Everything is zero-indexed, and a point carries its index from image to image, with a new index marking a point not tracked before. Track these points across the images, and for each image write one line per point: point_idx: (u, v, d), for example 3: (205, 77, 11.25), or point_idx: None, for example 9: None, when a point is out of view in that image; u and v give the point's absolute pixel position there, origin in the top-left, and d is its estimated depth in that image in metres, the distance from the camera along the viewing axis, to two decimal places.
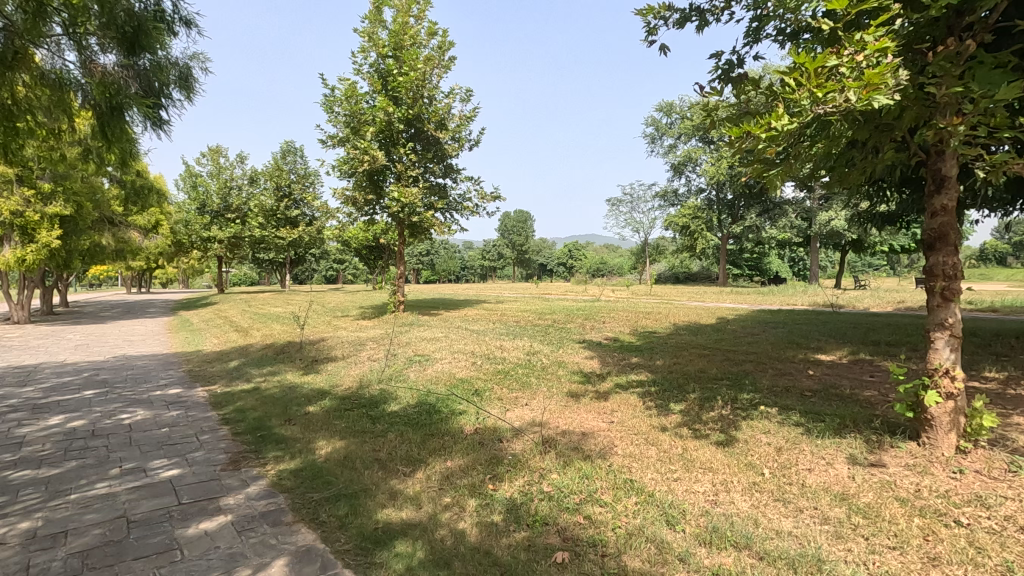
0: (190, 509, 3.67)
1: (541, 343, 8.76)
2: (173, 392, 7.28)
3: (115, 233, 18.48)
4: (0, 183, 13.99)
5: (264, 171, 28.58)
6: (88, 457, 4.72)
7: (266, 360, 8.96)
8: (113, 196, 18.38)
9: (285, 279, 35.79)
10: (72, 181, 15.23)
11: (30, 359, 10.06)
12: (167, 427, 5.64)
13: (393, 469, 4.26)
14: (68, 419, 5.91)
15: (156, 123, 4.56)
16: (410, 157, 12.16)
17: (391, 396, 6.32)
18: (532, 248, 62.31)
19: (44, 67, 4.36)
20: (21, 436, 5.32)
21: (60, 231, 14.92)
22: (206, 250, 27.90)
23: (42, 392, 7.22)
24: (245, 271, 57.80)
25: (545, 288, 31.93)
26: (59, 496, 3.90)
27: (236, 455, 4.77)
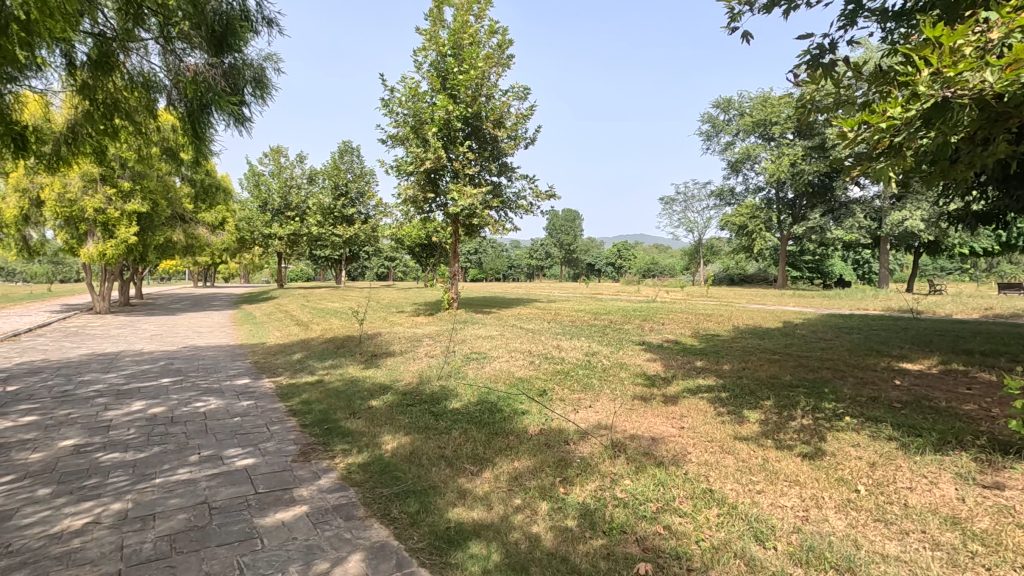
0: (267, 499, 3.74)
1: (600, 344, 8.59)
2: (242, 382, 7.55)
3: (186, 229, 19.46)
4: (86, 182, 14.99)
5: (323, 170, 29.48)
6: (169, 443, 4.92)
7: (328, 354, 9.17)
8: (185, 193, 19.39)
9: (339, 275, 36.84)
10: (148, 180, 16.15)
11: (112, 348, 10.70)
12: (239, 416, 5.83)
13: (460, 468, 4.22)
14: (149, 405, 6.20)
15: (239, 121, 4.67)
16: (467, 156, 12.22)
17: (452, 392, 6.33)
18: (580, 248, 61.85)
19: (131, 71, 4.49)
20: (108, 420, 5.61)
21: (137, 227, 15.83)
22: (267, 246, 29.03)
23: (124, 379, 7.63)
24: (301, 268, 59.90)
25: (595, 287, 31.59)
26: (146, 479, 4.07)
27: (305, 447, 4.86)
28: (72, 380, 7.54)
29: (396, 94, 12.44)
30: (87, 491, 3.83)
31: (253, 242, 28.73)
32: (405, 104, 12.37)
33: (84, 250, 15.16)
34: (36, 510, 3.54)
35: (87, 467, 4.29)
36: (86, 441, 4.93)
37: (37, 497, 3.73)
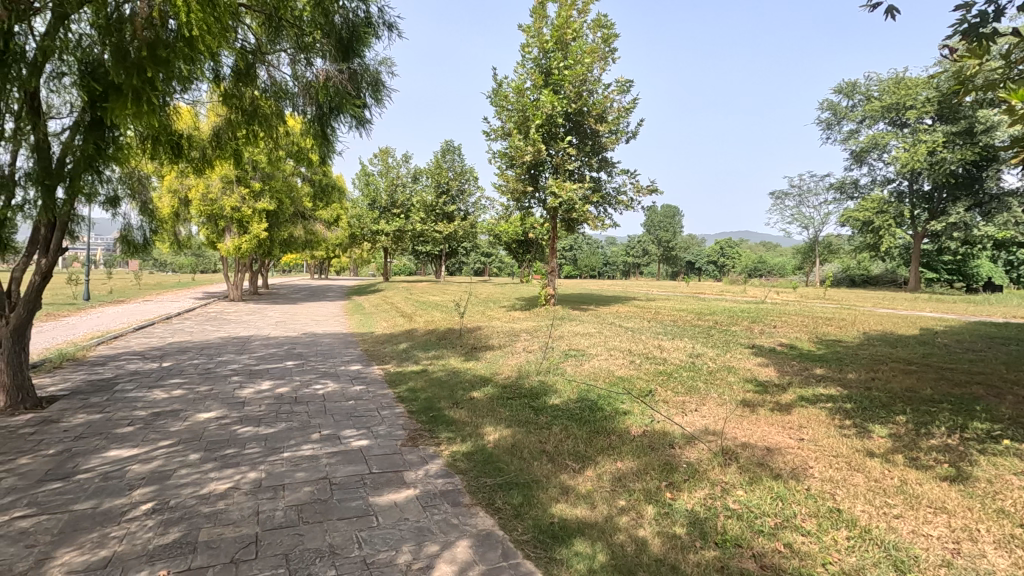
0: (380, 479, 3.97)
1: (705, 345, 8.18)
2: (355, 368, 8.09)
3: (306, 226, 21.24)
4: (226, 183, 16.79)
5: (426, 169, 30.78)
6: (294, 420, 5.38)
7: (431, 345, 9.57)
8: (306, 192, 21.11)
9: (438, 270, 38.15)
10: (275, 180, 17.76)
11: (244, 332, 11.93)
12: (353, 400, 6.24)
13: (562, 464, 4.20)
14: (276, 385, 6.83)
15: (361, 123, 4.96)
16: (568, 151, 12.14)
17: (551, 388, 6.32)
18: (679, 245, 59.54)
19: (267, 81, 4.95)
20: (243, 396, 6.25)
21: (266, 224, 17.47)
22: (374, 242, 30.86)
23: (255, 361, 8.47)
24: (404, 262, 63.06)
25: (694, 287, 28.78)
26: (276, 452, 4.47)
27: (413, 432, 5.10)
28: (213, 359, 8.50)
29: (500, 91, 12.66)
30: (228, 459, 4.28)
31: (362, 239, 30.64)
32: (509, 100, 12.58)
33: (223, 245, 17.05)
34: (189, 472, 4.01)
35: (227, 437, 4.80)
36: (225, 414, 5.52)
37: (189, 461, 4.23)
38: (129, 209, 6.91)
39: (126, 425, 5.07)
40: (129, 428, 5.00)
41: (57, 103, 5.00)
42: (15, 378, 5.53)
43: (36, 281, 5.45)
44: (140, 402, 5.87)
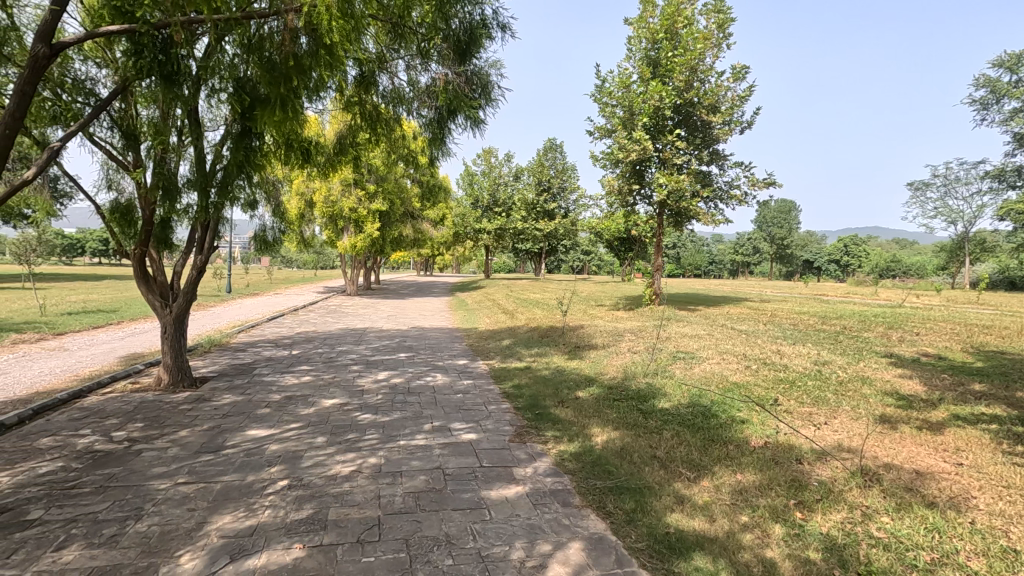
0: (491, 473, 4.03)
1: (833, 352, 7.45)
2: (461, 362, 8.34)
3: (415, 225, 22.43)
4: (345, 186, 18.08)
5: (528, 167, 31.05)
6: (408, 410, 5.64)
7: (534, 343, 9.63)
8: (415, 193, 22.18)
9: (538, 267, 38.39)
10: (388, 182, 18.81)
11: (360, 325, 12.77)
12: (461, 393, 6.42)
13: (676, 471, 4.01)
14: (391, 376, 7.22)
15: (476, 124, 5.06)
16: (677, 144, 11.63)
17: (660, 391, 6.09)
18: (796, 242, 55.07)
19: (385, 88, 5.21)
20: (361, 385, 6.68)
21: (379, 223, 18.55)
22: (477, 240, 31.70)
23: (371, 352, 9.02)
24: (504, 260, 64.38)
25: (815, 287, 28.47)
26: (392, 439, 4.71)
27: (520, 429, 5.14)
28: (334, 349, 9.17)
29: (604, 87, 12.46)
30: (350, 443, 4.57)
31: (465, 237, 31.58)
32: (615, 96, 12.32)
33: (342, 243, 18.37)
34: (317, 453, 4.34)
35: (349, 423, 5.14)
36: (347, 401, 5.92)
37: (317, 443, 4.57)
38: (263, 211, 7.63)
39: (264, 407, 5.61)
40: (266, 409, 5.52)
41: (211, 117, 5.63)
42: (176, 360, 6.31)
43: (193, 275, 6.17)
44: (275, 386, 6.47)
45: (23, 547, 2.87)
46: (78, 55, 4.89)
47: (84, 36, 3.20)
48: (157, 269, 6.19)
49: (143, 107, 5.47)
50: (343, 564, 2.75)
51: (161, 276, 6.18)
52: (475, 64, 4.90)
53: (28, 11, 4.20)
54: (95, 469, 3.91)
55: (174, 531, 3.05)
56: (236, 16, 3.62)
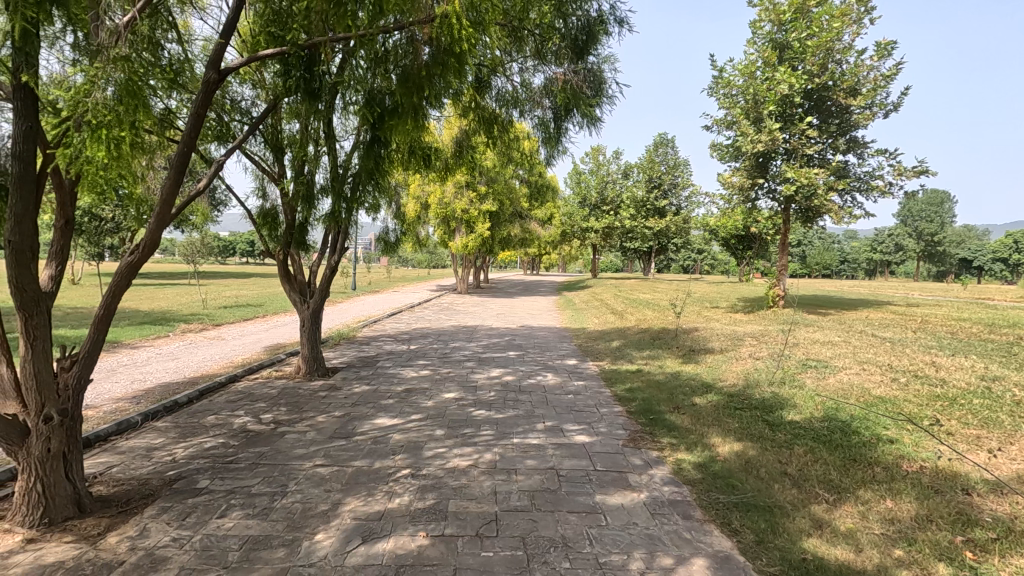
0: (606, 477, 3.95)
1: (1006, 367, 6.39)
2: (571, 363, 8.30)
3: (523, 225, 22.73)
4: (458, 188, 18.80)
5: (637, 164, 30.22)
6: (520, 408, 5.72)
7: (645, 345, 9.33)
8: (524, 193, 22.51)
9: (647, 267, 37.19)
10: (498, 184, 19.27)
11: (471, 322, 13.17)
12: (572, 394, 6.38)
13: (811, 491, 3.66)
14: (503, 373, 7.37)
15: (592, 122, 4.97)
16: (808, 133, 10.66)
17: (788, 402, 5.60)
18: (949, 239, 48.22)
19: (497, 91, 5.34)
20: (475, 381, 6.88)
21: (489, 224, 19.06)
22: (584, 239, 31.41)
23: (482, 349, 9.28)
24: (611, 259, 63.55)
25: (976, 287, 28.89)
26: (507, 436, 4.79)
27: (634, 433, 4.99)
28: (449, 345, 9.56)
29: (723, 76, 11.77)
30: (467, 438, 4.72)
31: (572, 236, 31.42)
32: (736, 85, 11.58)
33: (455, 243, 19.11)
34: (436, 445, 4.53)
35: (465, 418, 5.31)
36: (462, 396, 6.13)
37: (436, 435, 4.78)
38: (386, 214, 8.12)
39: (388, 397, 5.97)
40: (389, 400, 5.87)
41: (342, 128, 6.10)
42: (312, 351, 6.92)
43: (327, 273, 6.71)
44: (396, 379, 6.88)
45: (194, 511, 3.29)
46: (237, 80, 5.55)
47: (247, 59, 3.56)
48: (297, 268, 6.82)
49: (287, 122, 6.06)
50: (464, 557, 2.83)
51: (300, 274, 6.80)
52: (593, 61, 4.81)
53: (198, 41, 4.81)
54: (248, 447, 4.39)
55: (313, 509, 3.33)
56: (365, 33, 3.88)
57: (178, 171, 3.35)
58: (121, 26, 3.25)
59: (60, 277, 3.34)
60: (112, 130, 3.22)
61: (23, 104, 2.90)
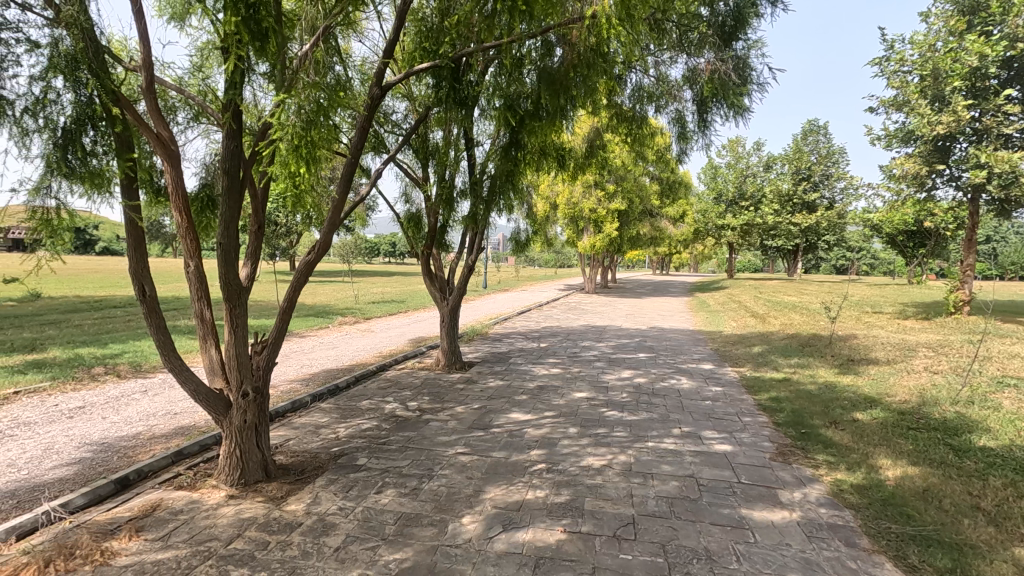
0: (753, 491, 3.69)
1: None
2: (708, 367, 7.88)
3: (653, 223, 22.03)
4: (587, 187, 18.72)
5: (782, 155, 27.80)
6: (654, 411, 5.56)
7: (793, 352, 8.55)
8: (654, 190, 21.80)
9: (792, 267, 34.04)
10: (628, 182, 18.88)
11: (599, 322, 13.05)
12: (710, 400, 6.04)
13: (1014, 533, 3.09)
14: (634, 375, 7.20)
15: (739, 112, 4.66)
16: (1008, 109, 9.00)
17: (978, 425, 4.78)
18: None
19: (634, 87, 5.25)
20: (606, 381, 6.81)
21: (618, 223, 18.74)
22: (719, 237, 29.59)
23: (612, 349, 9.15)
24: (750, 259, 59.33)
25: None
26: (641, 439, 4.68)
27: (783, 447, 4.60)
28: (578, 345, 9.56)
29: (894, 51, 10.38)
30: (600, 438, 4.70)
31: (706, 234, 29.74)
32: (909, 60, 10.15)
33: (583, 243, 19.09)
34: (570, 443, 4.56)
35: (598, 418, 5.28)
36: (594, 395, 6.10)
37: (570, 433, 4.81)
38: (519, 216, 8.36)
39: (521, 393, 6.14)
40: (522, 396, 6.03)
41: (481, 132, 6.38)
42: (451, 344, 7.33)
43: (465, 271, 7.06)
44: (528, 375, 7.05)
45: (355, 485, 3.66)
46: (392, 95, 6.07)
47: (405, 74, 3.86)
48: (438, 267, 7.25)
49: (432, 131, 6.47)
50: (602, 556, 2.82)
51: (441, 272, 7.22)
52: (741, 47, 4.51)
53: (357, 62, 5.32)
54: (398, 431, 4.79)
55: (457, 494, 3.53)
56: (506, 42, 4.03)
57: (347, 180, 3.75)
58: (302, 54, 3.68)
59: (254, 277, 3.92)
60: (308, 147, 3.46)
61: (230, 127, 3.40)
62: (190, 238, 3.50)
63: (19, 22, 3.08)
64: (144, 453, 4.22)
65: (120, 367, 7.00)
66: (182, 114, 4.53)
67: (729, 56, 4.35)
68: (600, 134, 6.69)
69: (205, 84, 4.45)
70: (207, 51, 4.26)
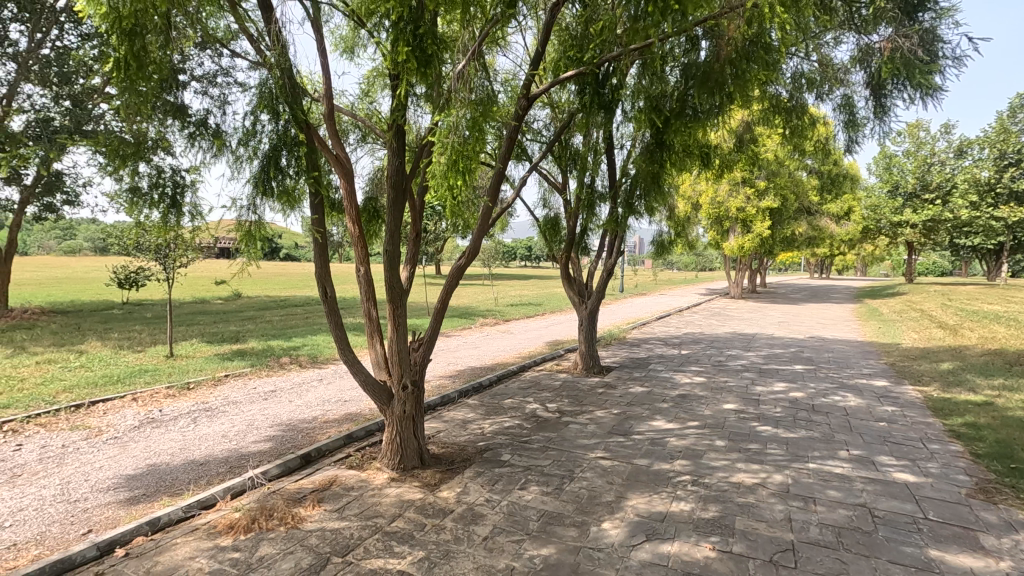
0: (944, 531, 3.18)
1: None
2: (881, 384, 6.93)
3: (811, 221, 19.93)
4: (733, 185, 17.53)
5: (981, 137, 23.43)
6: (815, 430, 5.04)
7: (997, 371, 7.17)
8: (812, 186, 19.71)
9: (996, 270, 28.52)
10: (781, 177, 17.29)
11: (748, 330, 12.13)
12: (885, 422, 5.32)
13: None
14: (790, 389, 6.58)
15: (928, 92, 4.05)
16: None
17: None
18: None
19: (794, 74, 4.85)
20: (758, 394, 6.32)
21: (769, 221, 17.25)
22: (895, 236, 25.81)
23: (763, 359, 8.47)
24: (936, 260, 50.88)
25: None
26: (801, 460, 4.27)
27: (984, 483, 3.89)
28: (724, 353, 8.99)
29: None
30: (752, 454, 4.38)
31: (878, 233, 26.16)
32: None
33: (728, 244, 17.90)
34: (718, 456, 4.31)
35: (748, 432, 4.93)
36: (743, 408, 5.70)
37: (717, 446, 4.55)
38: (660, 218, 8.12)
39: (662, 401, 5.94)
40: (664, 404, 5.83)
41: (621, 134, 6.32)
42: (589, 349, 7.33)
43: (604, 275, 7.01)
44: (670, 382, 6.80)
45: (501, 480, 3.83)
46: (535, 104, 6.26)
47: (551, 83, 3.96)
48: (577, 271, 7.30)
49: (572, 136, 6.55)
50: None
51: (579, 276, 7.26)
52: (928, 18, 3.91)
53: (502, 76, 5.57)
54: (539, 430, 4.92)
55: (599, 498, 3.53)
56: (651, 42, 3.95)
57: (496, 189, 3.95)
58: (458, 71, 3.94)
59: (413, 279, 4.29)
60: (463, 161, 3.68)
61: (396, 145, 3.77)
62: (360, 245, 3.94)
63: (232, 68, 3.74)
64: (322, 434, 4.84)
65: (301, 358, 8.08)
66: (353, 136, 5.13)
67: (914, 30, 3.80)
68: (751, 127, 6.27)
69: (371, 108, 4.97)
70: (374, 78, 4.78)
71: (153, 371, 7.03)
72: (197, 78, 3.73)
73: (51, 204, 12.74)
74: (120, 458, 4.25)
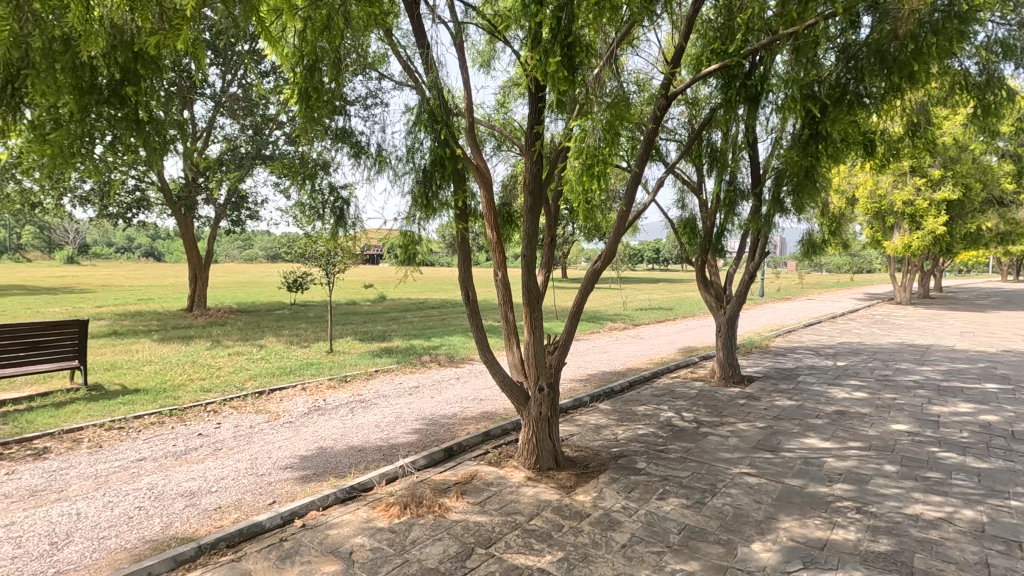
0: None
1: None
2: None
3: (1003, 214, 16.86)
4: (898, 175, 15.45)
5: None
6: (1017, 461, 4.25)
7: None
8: (1006, 172, 16.66)
9: None
10: (962, 163, 14.86)
11: (920, 340, 10.57)
12: None
13: None
14: (980, 411, 5.62)
15: None
16: None
17: None
18: None
19: (988, 43, 4.17)
20: (936, 415, 5.48)
21: (946, 216, 14.91)
22: None
23: (942, 375, 7.32)
24: None
25: None
26: (999, 496, 3.62)
27: None
28: (890, 366, 7.93)
29: None
30: (933, 484, 3.81)
31: None
32: None
33: (891, 243, 15.81)
34: (889, 483, 3.81)
35: (926, 459, 4.29)
36: (918, 430, 4.98)
37: (887, 471, 4.03)
38: (811, 214, 7.38)
39: (815, 417, 5.40)
40: (818, 420, 5.30)
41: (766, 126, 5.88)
42: (727, 357, 6.89)
43: (745, 278, 6.55)
44: (823, 397, 6.16)
45: (638, 488, 3.75)
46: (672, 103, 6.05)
47: (694, 78, 3.80)
48: (714, 273, 6.90)
49: (711, 132, 6.23)
50: None
51: (717, 279, 6.85)
52: None
53: (635, 76, 5.49)
54: (676, 440, 4.73)
55: (746, 517, 3.31)
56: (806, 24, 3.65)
57: (633, 192, 3.89)
58: (595, 74, 3.95)
59: (548, 283, 4.37)
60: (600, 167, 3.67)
61: (535, 152, 3.88)
62: (499, 250, 4.10)
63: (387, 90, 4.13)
64: (461, 430, 5.11)
65: (440, 357, 8.60)
66: (490, 145, 5.37)
67: None
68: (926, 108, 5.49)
69: (506, 118, 5.17)
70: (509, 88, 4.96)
71: (317, 365, 7.95)
72: (356, 103, 4.16)
73: (238, 219, 14.92)
74: (294, 440, 4.87)
